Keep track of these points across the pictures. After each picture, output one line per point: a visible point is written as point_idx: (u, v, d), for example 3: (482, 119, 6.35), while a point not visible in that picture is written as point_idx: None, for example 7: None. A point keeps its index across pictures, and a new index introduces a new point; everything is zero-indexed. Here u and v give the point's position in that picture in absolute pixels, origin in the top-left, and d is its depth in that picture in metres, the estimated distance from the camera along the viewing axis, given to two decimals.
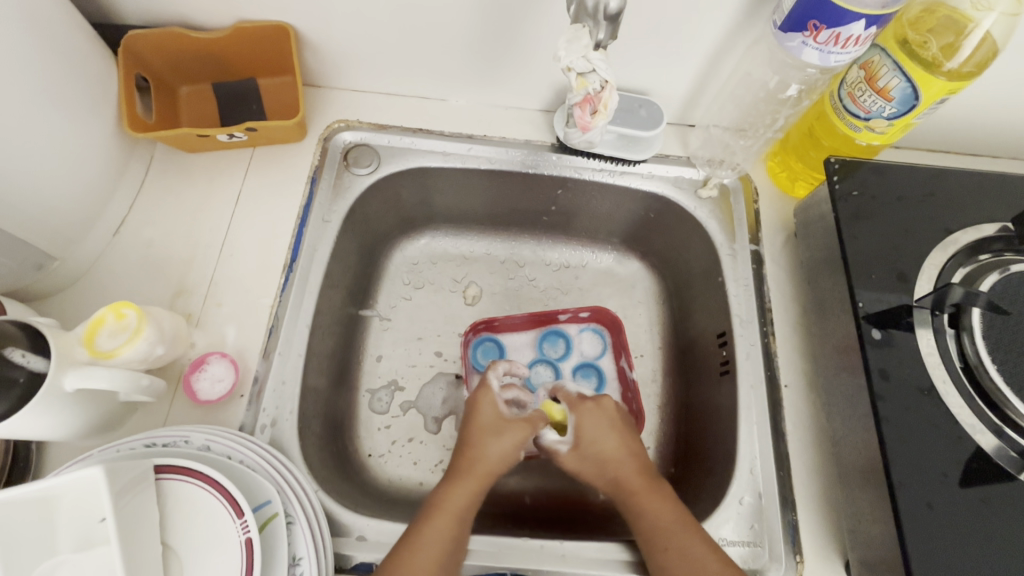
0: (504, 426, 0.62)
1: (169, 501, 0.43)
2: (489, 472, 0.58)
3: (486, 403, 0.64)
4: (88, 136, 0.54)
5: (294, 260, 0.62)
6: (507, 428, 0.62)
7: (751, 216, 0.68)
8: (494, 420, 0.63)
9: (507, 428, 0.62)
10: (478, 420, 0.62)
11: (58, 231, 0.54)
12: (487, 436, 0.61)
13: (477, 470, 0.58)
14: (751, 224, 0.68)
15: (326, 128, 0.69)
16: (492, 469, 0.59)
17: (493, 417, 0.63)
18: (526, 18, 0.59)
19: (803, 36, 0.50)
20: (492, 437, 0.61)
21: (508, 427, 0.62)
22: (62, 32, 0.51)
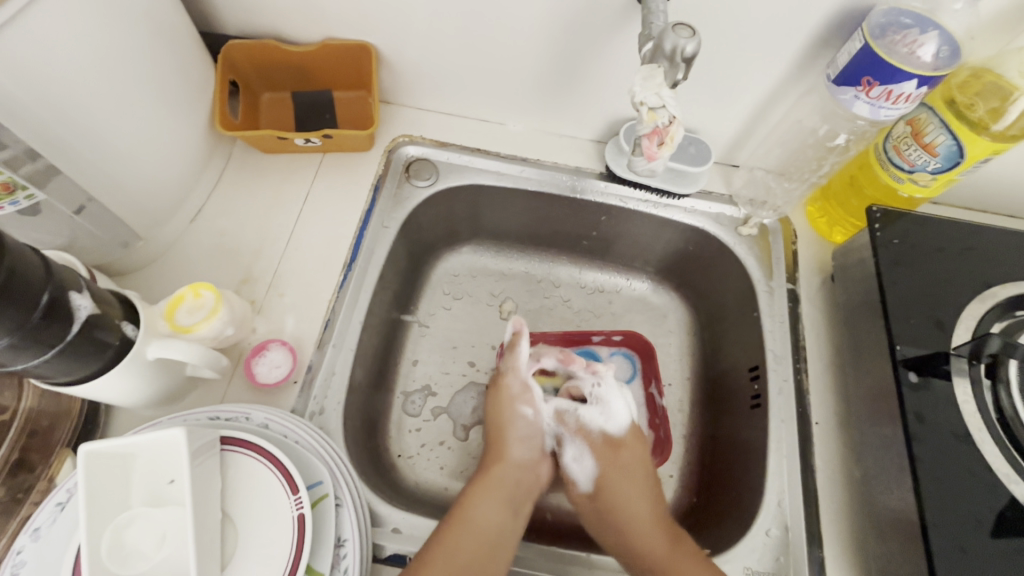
0: (510, 436, 0.66)
1: (231, 471, 0.45)
2: (481, 526, 0.57)
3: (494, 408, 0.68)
4: (183, 130, 0.59)
5: (353, 260, 0.65)
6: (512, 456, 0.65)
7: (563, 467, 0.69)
8: (494, 427, 0.67)
9: (512, 404, 0.68)
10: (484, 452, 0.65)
11: (147, 212, 0.58)
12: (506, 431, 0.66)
13: (467, 518, 0.56)
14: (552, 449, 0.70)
15: (391, 141, 0.74)
16: (520, 472, 0.64)
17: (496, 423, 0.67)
18: (591, 55, 0.64)
19: (856, 90, 0.53)
20: (484, 484, 0.61)
21: (514, 443, 0.66)
22: (176, 37, 0.57)
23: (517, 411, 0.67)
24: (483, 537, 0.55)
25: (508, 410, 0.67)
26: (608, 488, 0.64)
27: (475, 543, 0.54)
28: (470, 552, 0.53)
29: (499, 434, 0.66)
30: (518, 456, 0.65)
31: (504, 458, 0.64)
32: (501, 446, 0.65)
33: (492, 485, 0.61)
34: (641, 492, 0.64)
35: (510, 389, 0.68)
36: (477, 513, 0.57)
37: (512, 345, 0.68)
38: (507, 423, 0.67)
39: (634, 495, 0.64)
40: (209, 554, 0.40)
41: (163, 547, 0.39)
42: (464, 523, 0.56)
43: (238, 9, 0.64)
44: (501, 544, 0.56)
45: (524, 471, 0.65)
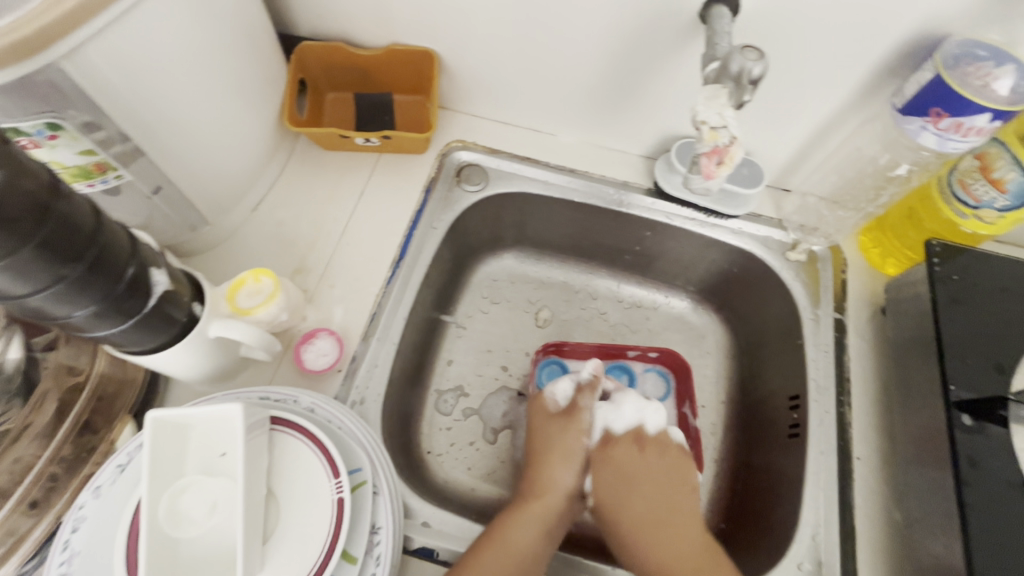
0: (565, 456, 0.63)
1: (277, 450, 0.47)
2: (517, 548, 0.55)
3: (552, 426, 0.66)
4: (255, 124, 0.63)
5: (401, 258, 0.67)
6: (564, 478, 0.62)
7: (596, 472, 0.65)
8: (543, 445, 0.65)
9: (571, 435, 0.64)
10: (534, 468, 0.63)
11: (215, 198, 0.62)
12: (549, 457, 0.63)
13: (505, 545, 0.54)
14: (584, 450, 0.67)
15: (445, 145, 0.76)
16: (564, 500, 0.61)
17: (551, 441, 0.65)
18: (650, 73, 0.64)
19: (923, 121, 0.52)
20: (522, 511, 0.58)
21: (567, 465, 0.63)
22: (257, 38, 0.60)
23: (569, 441, 0.64)
24: (518, 566, 0.53)
25: (560, 436, 0.65)
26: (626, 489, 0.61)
27: (510, 571, 0.52)
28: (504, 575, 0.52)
29: (552, 454, 0.64)
30: (566, 477, 0.62)
31: (549, 480, 0.62)
32: (540, 471, 0.63)
33: (539, 507, 0.59)
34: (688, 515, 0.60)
35: (574, 414, 0.66)
36: (515, 535, 0.55)
37: (588, 385, 0.68)
38: (567, 448, 0.64)
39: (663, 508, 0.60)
40: (254, 528, 0.42)
41: (214, 514, 0.41)
42: (500, 547, 0.54)
43: (314, 13, 0.68)
44: (536, 571, 0.54)
45: (570, 498, 0.62)
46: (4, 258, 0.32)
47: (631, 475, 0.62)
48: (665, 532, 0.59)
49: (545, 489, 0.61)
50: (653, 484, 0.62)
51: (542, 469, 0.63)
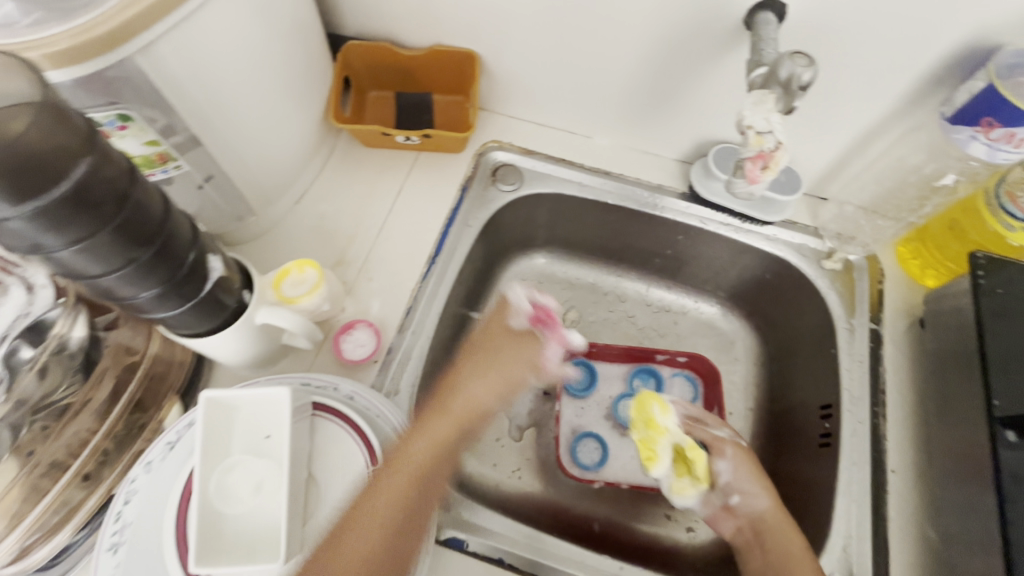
0: (491, 367, 0.56)
1: (318, 436, 0.49)
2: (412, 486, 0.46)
3: (480, 333, 0.59)
4: (302, 119, 0.65)
5: (437, 254, 0.69)
6: (480, 390, 0.55)
7: (704, 472, 0.62)
8: (474, 363, 0.56)
9: (521, 340, 0.58)
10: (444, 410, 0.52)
11: (262, 190, 0.64)
12: (501, 346, 0.58)
13: (394, 487, 0.46)
14: (690, 453, 0.62)
15: (481, 144, 0.77)
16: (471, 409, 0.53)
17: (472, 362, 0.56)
18: (690, 77, 0.65)
19: (973, 131, 0.51)
20: (412, 437, 0.49)
21: (487, 376, 0.56)
22: (308, 36, 0.62)
23: (512, 349, 0.58)
24: (418, 494, 0.47)
25: (488, 364, 0.56)
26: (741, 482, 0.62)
27: (394, 516, 0.45)
28: (389, 517, 0.44)
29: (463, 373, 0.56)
30: (490, 400, 0.55)
31: (451, 405, 0.53)
32: (460, 382, 0.55)
33: (449, 445, 0.51)
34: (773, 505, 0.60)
35: (498, 341, 0.59)
36: (409, 462, 0.47)
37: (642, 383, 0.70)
38: (511, 378, 0.56)
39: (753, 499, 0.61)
40: (295, 507, 0.43)
41: (257, 494, 0.42)
42: (386, 496, 0.45)
43: (361, 14, 0.70)
44: (429, 496, 0.48)
45: (470, 413, 0.53)
46: (85, 241, 0.33)
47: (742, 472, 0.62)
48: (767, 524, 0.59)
49: (457, 398, 0.53)
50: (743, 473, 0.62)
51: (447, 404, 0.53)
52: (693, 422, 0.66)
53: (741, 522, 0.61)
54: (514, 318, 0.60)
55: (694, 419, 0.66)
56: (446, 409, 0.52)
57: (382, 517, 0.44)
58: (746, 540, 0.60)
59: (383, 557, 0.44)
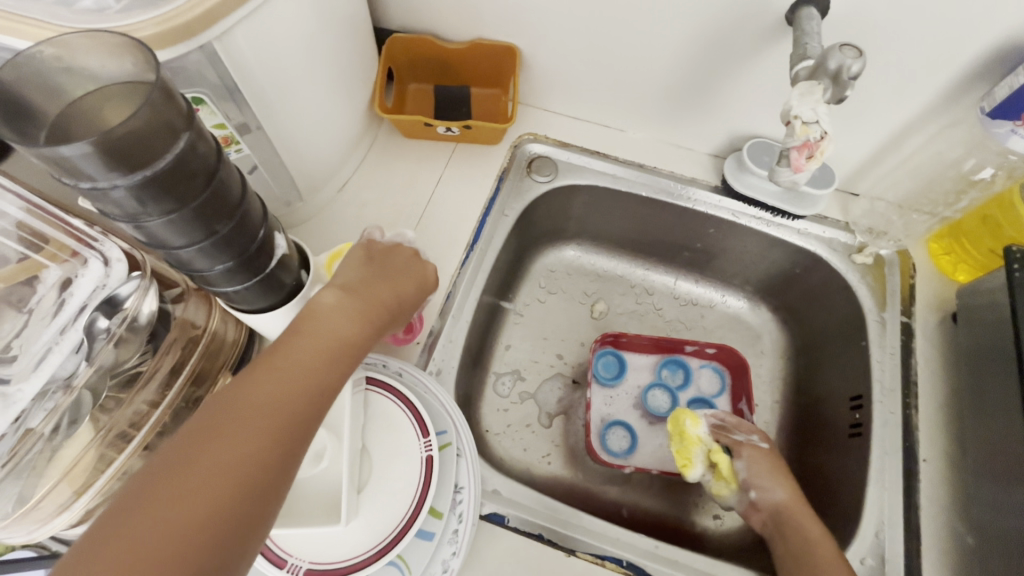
0: (412, 282, 0.54)
1: (371, 409, 0.51)
2: (325, 364, 0.42)
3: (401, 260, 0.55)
4: (349, 108, 0.67)
5: (474, 242, 0.71)
6: (399, 298, 0.52)
7: (729, 472, 0.65)
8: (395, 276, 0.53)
9: (412, 273, 0.55)
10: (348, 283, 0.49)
11: (310, 177, 0.66)
12: (390, 269, 0.53)
13: (306, 352, 0.42)
14: (717, 456, 0.66)
15: (517, 137, 0.79)
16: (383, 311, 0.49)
17: (399, 270, 0.54)
18: (728, 72, 0.66)
19: (1013, 125, 0.52)
20: (325, 322, 0.44)
21: (414, 292, 0.54)
22: (358, 27, 0.65)
23: (400, 269, 0.54)
24: (325, 367, 0.42)
25: (382, 272, 0.52)
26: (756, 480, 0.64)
27: (319, 374, 0.41)
28: (276, 397, 0.39)
29: (370, 275, 0.51)
30: (382, 292, 0.50)
31: (380, 306, 0.49)
32: (383, 277, 0.52)
33: (325, 320, 0.44)
34: (791, 500, 0.61)
35: (394, 258, 0.55)
36: (331, 327, 0.44)
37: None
38: (386, 281, 0.52)
39: (771, 493, 0.62)
40: (353, 475, 0.46)
41: (319, 463, 0.46)
42: (305, 355, 0.42)
43: (405, 8, 0.72)
44: (317, 393, 0.41)
45: (347, 322, 0.46)
46: (175, 213, 0.36)
47: (759, 470, 0.64)
48: (786, 518, 0.60)
49: (366, 292, 0.49)
50: (760, 470, 0.64)
51: (339, 300, 0.47)
52: (719, 428, 0.70)
53: (766, 516, 0.62)
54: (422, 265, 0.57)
55: (719, 426, 0.70)
56: (375, 295, 0.49)
57: (275, 404, 0.38)
58: (772, 532, 0.61)
59: (275, 462, 0.37)
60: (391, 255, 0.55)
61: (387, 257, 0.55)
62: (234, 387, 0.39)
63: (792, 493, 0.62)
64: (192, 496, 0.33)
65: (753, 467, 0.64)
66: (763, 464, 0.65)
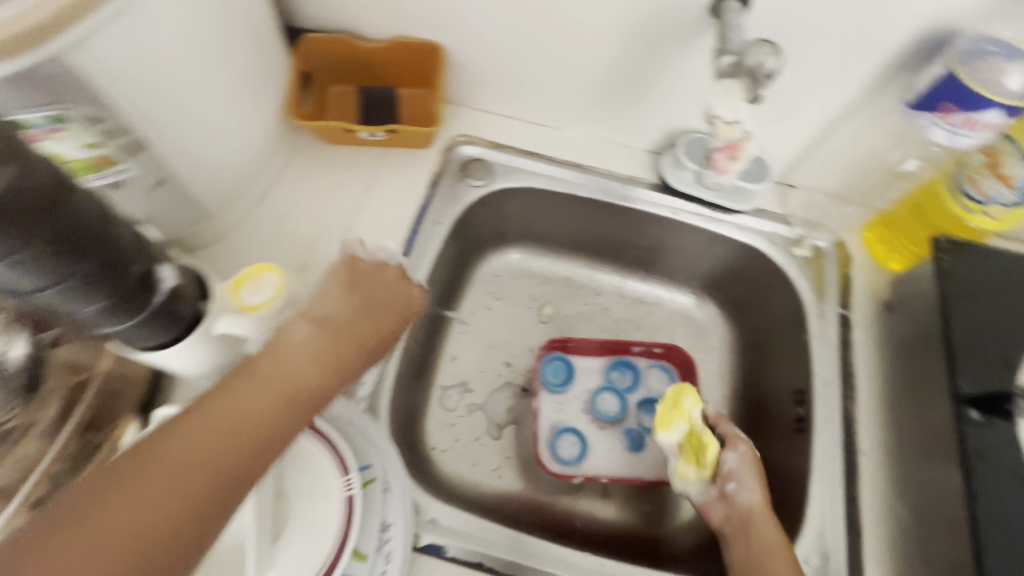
0: (387, 305, 0.52)
1: (287, 447, 0.47)
2: (279, 395, 0.40)
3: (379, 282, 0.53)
4: (259, 117, 0.62)
5: (406, 254, 0.67)
6: (371, 329, 0.49)
7: (713, 461, 0.61)
8: (369, 299, 0.51)
9: (396, 293, 0.53)
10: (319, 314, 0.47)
11: (218, 193, 0.61)
12: (373, 287, 0.51)
13: (260, 381, 0.40)
14: (706, 441, 0.61)
15: (449, 139, 0.75)
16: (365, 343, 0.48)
17: (371, 291, 0.51)
18: (658, 68, 0.64)
19: (933, 117, 0.52)
20: (291, 352, 0.43)
21: (383, 317, 0.51)
22: (261, 28, 0.59)
23: (383, 290, 0.52)
24: (282, 400, 0.40)
25: (358, 297, 0.50)
26: (740, 477, 0.60)
27: (274, 406, 0.39)
28: (232, 428, 0.37)
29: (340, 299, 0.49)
30: (357, 325, 0.48)
31: (353, 339, 0.47)
32: (365, 302, 0.50)
33: (292, 349, 0.43)
34: (764, 503, 0.58)
35: (371, 278, 0.52)
36: (296, 354, 0.43)
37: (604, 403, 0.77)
38: (360, 305, 0.49)
39: (748, 492, 0.59)
40: (264, 525, 0.42)
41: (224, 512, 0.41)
42: (262, 386, 0.40)
43: (318, 5, 0.67)
44: (273, 430, 0.39)
45: (306, 349, 0.43)
46: (16, 256, 0.31)
47: (746, 467, 0.60)
48: (752, 520, 0.57)
49: (342, 325, 0.47)
50: (746, 468, 0.60)
51: (306, 331, 0.45)
52: (717, 417, 0.65)
53: (732, 514, 0.59)
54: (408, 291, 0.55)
55: (719, 415, 0.65)
56: (353, 332, 0.47)
57: (232, 435, 0.37)
58: (733, 529, 0.58)
59: (207, 507, 0.34)
60: (369, 274, 0.52)
61: (371, 275, 0.52)
62: (187, 413, 0.37)
63: (768, 500, 0.59)
64: (101, 537, 0.31)
65: (743, 465, 0.61)
66: (751, 463, 0.61)
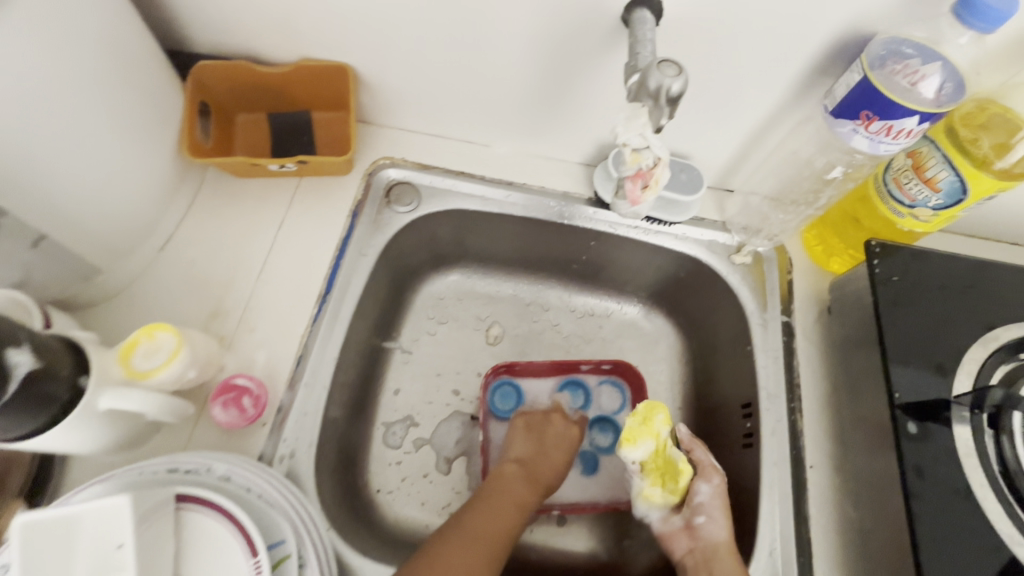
0: (552, 443, 0.69)
1: (185, 531, 0.43)
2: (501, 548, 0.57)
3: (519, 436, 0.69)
4: (149, 158, 0.56)
5: (328, 292, 0.63)
6: (544, 471, 0.66)
7: (681, 488, 0.60)
8: (548, 438, 0.69)
9: (571, 442, 0.71)
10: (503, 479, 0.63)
11: (106, 244, 0.55)
12: (557, 443, 0.69)
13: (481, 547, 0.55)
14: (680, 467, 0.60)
15: (371, 163, 0.71)
16: (552, 475, 0.67)
17: (531, 447, 0.68)
18: (578, 80, 0.61)
19: (854, 124, 0.50)
20: (492, 514, 0.59)
21: (551, 448, 0.68)
22: (137, 60, 0.54)
23: (560, 448, 0.69)
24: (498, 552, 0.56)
25: (565, 440, 0.70)
26: (709, 511, 0.58)
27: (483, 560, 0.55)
28: None
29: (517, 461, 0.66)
30: (519, 483, 0.63)
31: (531, 492, 0.63)
32: (546, 452, 0.68)
33: (498, 497, 0.61)
34: (727, 540, 0.57)
35: (553, 424, 0.71)
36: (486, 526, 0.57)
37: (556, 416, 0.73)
38: (542, 453, 0.67)
39: (713, 526, 0.58)
40: None
41: None
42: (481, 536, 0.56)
43: (209, 29, 0.62)
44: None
45: (510, 517, 0.59)
46: None
47: (717, 500, 0.59)
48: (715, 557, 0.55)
49: (544, 463, 0.66)
50: (716, 502, 0.59)
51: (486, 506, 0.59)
52: (690, 444, 0.64)
53: (696, 548, 0.57)
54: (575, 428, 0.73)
55: (693, 442, 0.64)
56: (507, 487, 0.62)
57: None
58: (695, 563, 0.57)
59: None
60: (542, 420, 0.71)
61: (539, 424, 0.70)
62: None
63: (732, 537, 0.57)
64: None
65: (713, 497, 0.59)
66: (721, 497, 0.59)
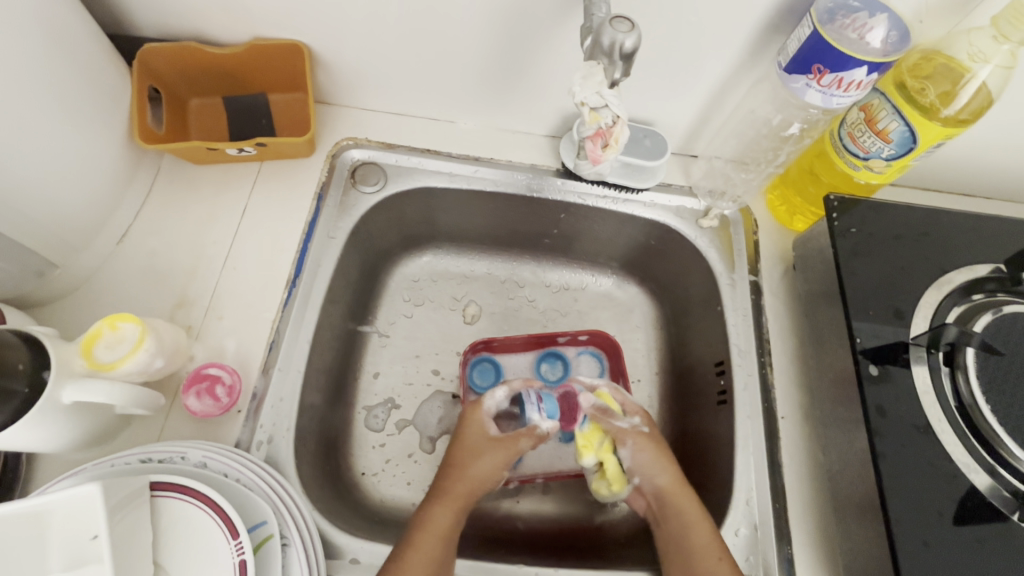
0: (490, 446, 0.61)
1: (163, 518, 0.42)
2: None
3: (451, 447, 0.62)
4: (98, 146, 0.54)
5: (297, 276, 0.62)
6: (475, 485, 0.59)
7: (616, 469, 0.61)
8: (482, 440, 0.61)
9: (495, 449, 0.61)
10: (430, 516, 0.55)
11: (60, 238, 0.53)
12: (476, 457, 0.60)
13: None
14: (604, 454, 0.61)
15: (334, 144, 0.70)
16: (478, 489, 0.59)
17: (461, 453, 0.60)
18: (537, 48, 0.61)
19: (807, 79, 0.51)
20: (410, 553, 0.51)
21: (492, 448, 0.61)
22: (78, 44, 0.51)
23: (482, 460, 0.60)
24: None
25: (485, 448, 0.61)
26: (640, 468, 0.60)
27: None
28: None
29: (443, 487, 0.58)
30: (448, 512, 0.56)
31: (452, 520, 0.56)
32: (464, 470, 0.59)
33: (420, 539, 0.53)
34: (672, 480, 0.59)
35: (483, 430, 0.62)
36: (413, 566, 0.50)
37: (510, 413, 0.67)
38: (471, 469, 0.59)
39: (652, 474, 0.60)
40: None
41: None
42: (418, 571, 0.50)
43: (154, 11, 0.59)
44: None
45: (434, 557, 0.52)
46: None
47: (642, 458, 0.61)
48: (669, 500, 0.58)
49: (462, 486, 0.58)
50: (642, 458, 0.61)
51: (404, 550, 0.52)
52: (600, 414, 0.62)
53: (649, 500, 0.60)
54: (492, 427, 0.63)
55: (602, 412, 0.62)
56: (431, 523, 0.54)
57: None
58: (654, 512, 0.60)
59: None
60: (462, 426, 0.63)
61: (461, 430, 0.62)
62: None
63: (674, 474, 0.60)
64: None
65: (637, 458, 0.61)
66: (648, 454, 0.61)
